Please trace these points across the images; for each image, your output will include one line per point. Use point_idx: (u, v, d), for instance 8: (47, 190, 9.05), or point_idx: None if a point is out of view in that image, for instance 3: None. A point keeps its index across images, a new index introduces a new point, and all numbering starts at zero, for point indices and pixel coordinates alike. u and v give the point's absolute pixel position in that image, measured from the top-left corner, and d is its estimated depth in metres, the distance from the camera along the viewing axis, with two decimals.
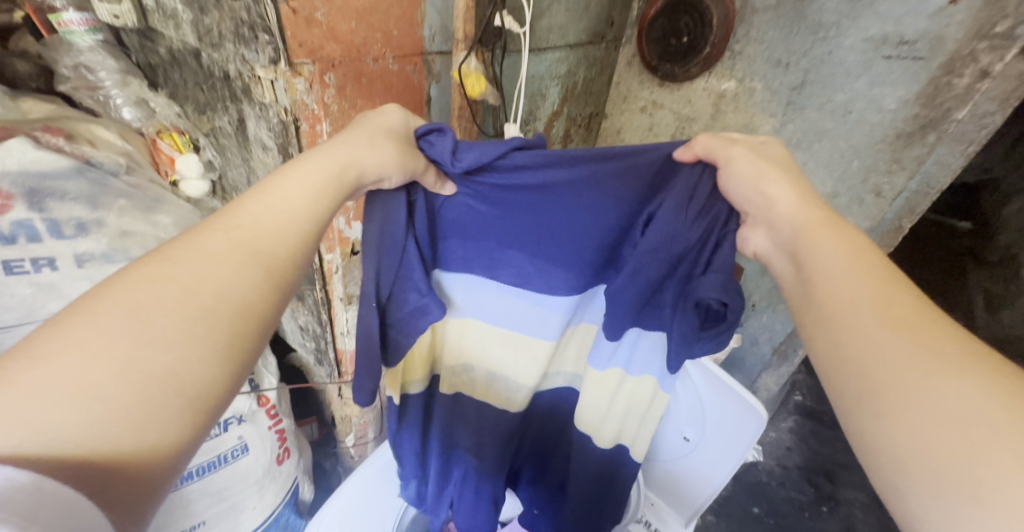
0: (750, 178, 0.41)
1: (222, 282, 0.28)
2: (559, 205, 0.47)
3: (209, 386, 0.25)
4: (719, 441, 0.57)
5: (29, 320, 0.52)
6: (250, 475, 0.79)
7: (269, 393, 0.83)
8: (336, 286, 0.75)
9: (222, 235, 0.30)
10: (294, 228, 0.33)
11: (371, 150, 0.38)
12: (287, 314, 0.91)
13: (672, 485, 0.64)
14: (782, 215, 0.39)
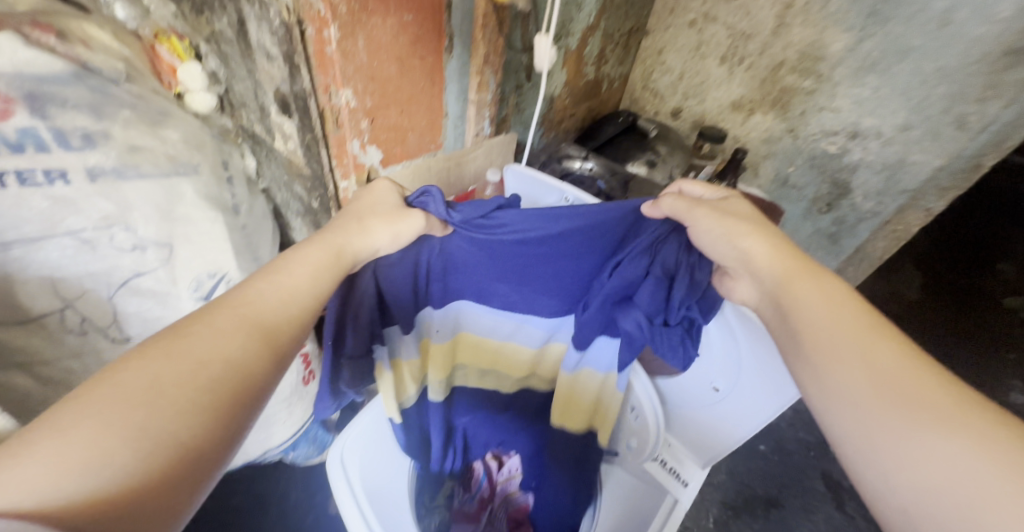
0: (722, 234, 0.46)
1: (229, 350, 0.33)
2: (544, 254, 0.54)
3: (208, 445, 0.28)
4: (751, 396, 0.54)
5: (52, 234, 0.53)
6: (279, 393, 0.83)
7: None
8: None
9: (231, 312, 0.35)
10: (293, 306, 0.39)
11: (359, 234, 0.45)
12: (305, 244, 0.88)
13: (694, 430, 0.63)
14: (761, 266, 0.44)
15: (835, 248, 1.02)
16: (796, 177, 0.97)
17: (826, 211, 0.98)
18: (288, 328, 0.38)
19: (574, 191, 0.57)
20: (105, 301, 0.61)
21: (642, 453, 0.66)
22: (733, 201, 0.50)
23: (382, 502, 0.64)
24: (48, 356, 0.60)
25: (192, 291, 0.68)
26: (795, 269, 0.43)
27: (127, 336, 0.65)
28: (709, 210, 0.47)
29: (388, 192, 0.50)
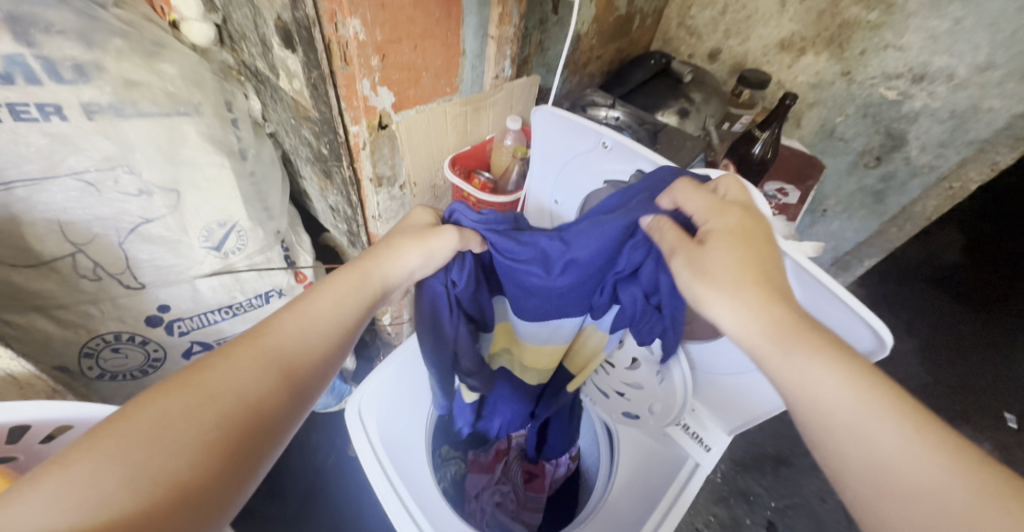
0: (692, 285, 0.40)
1: (243, 387, 0.35)
2: (563, 275, 0.49)
3: (207, 484, 0.30)
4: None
5: (53, 174, 0.51)
6: None
7: (306, 270, 0.83)
8: (365, 165, 0.69)
9: (252, 346, 0.38)
10: (311, 338, 0.41)
11: (391, 258, 0.47)
12: (316, 193, 0.85)
13: (726, 395, 0.58)
14: (733, 332, 0.39)
15: (879, 207, 0.98)
16: (844, 128, 0.90)
17: (875, 165, 0.92)
18: (305, 360, 0.39)
19: (613, 134, 0.52)
20: (115, 248, 0.59)
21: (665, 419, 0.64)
22: (712, 242, 0.40)
23: (404, 454, 0.66)
24: (64, 300, 0.60)
25: (202, 241, 0.65)
26: (784, 325, 0.37)
27: (141, 285, 0.64)
28: (689, 265, 0.40)
29: (425, 217, 0.52)
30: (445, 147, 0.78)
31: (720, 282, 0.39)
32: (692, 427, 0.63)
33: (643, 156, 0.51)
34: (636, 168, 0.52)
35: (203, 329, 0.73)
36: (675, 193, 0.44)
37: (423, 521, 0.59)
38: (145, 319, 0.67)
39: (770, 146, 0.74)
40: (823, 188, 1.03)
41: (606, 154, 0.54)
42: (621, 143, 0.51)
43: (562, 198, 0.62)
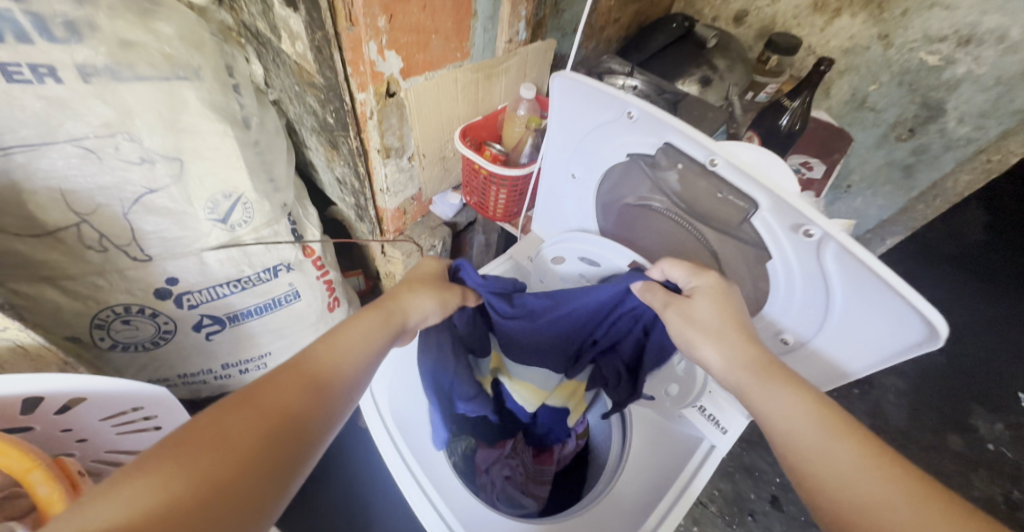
0: (681, 339, 0.49)
1: (291, 405, 0.37)
2: (556, 322, 0.62)
3: (256, 495, 0.32)
4: (842, 347, 0.46)
5: (52, 140, 0.50)
6: (304, 318, 0.83)
7: (313, 245, 0.81)
8: (373, 136, 0.66)
9: (298, 368, 0.40)
10: (349, 363, 0.43)
11: (413, 301, 0.52)
12: (322, 165, 0.83)
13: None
14: (717, 373, 0.48)
15: (908, 182, 0.94)
16: (877, 97, 0.86)
17: (907, 138, 0.87)
18: (344, 385, 0.41)
19: (639, 102, 0.45)
20: (120, 219, 0.58)
21: (682, 400, 0.64)
22: (698, 296, 0.48)
23: (412, 416, 0.68)
24: (71, 271, 0.60)
25: (208, 212, 0.64)
26: (762, 362, 0.45)
27: (147, 257, 0.63)
28: (680, 314, 0.48)
29: (432, 268, 0.59)
30: (456, 117, 0.76)
31: (710, 329, 0.47)
32: (710, 410, 0.63)
33: (672, 127, 0.44)
34: (665, 140, 0.46)
35: (212, 303, 0.72)
36: (670, 264, 0.52)
37: (428, 487, 0.62)
38: (154, 291, 0.66)
39: (799, 116, 0.71)
40: (848, 162, 0.99)
41: (630, 124, 0.48)
42: (647, 113, 0.45)
43: (578, 171, 0.60)
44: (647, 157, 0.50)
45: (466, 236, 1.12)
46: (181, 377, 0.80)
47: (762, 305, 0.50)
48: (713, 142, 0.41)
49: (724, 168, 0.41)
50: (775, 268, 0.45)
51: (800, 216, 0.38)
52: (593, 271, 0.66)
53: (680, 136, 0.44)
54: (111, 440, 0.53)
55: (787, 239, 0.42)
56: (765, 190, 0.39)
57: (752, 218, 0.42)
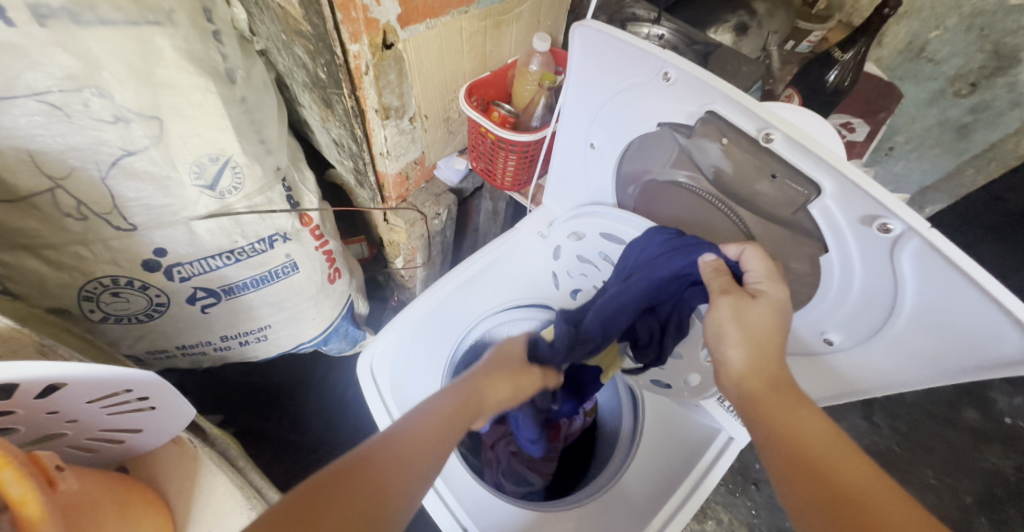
0: (713, 334, 0.44)
1: (379, 491, 0.38)
2: (610, 314, 0.55)
3: None
4: (901, 353, 0.41)
5: (9, 96, 0.44)
6: (304, 291, 0.79)
7: (311, 213, 0.76)
8: (369, 94, 0.60)
9: (390, 448, 0.41)
10: (435, 449, 0.44)
11: (494, 388, 0.54)
12: (318, 125, 0.76)
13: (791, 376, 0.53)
14: (734, 377, 0.43)
15: (961, 144, 0.92)
16: (938, 46, 0.81)
17: (967, 93, 0.83)
18: (426, 474, 0.42)
19: (677, 61, 0.39)
20: (98, 184, 0.53)
21: (703, 391, 0.58)
22: (761, 300, 0.42)
23: (415, 397, 0.68)
24: (51, 240, 0.56)
25: (194, 178, 0.58)
26: (778, 377, 0.42)
27: (131, 226, 0.58)
28: (736, 308, 0.41)
29: (519, 343, 0.60)
30: (461, 73, 0.68)
31: (750, 335, 0.42)
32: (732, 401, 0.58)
33: (719, 93, 0.37)
34: (706, 108, 0.39)
35: (205, 276, 0.68)
36: (745, 246, 0.43)
37: None
38: (142, 263, 0.62)
39: (851, 70, 0.65)
40: (895, 121, 0.96)
41: (664, 87, 0.41)
42: (687, 75, 0.38)
43: (598, 139, 0.54)
44: (682, 127, 0.43)
45: (473, 202, 1.06)
46: (180, 349, 0.78)
47: (805, 302, 0.45)
48: (769, 113, 0.35)
49: (780, 146, 0.35)
50: (829, 262, 0.40)
51: (876, 208, 0.33)
52: (615, 249, 0.60)
53: (728, 105, 0.37)
54: (101, 421, 0.50)
55: (850, 231, 0.36)
56: (833, 174, 0.34)
57: (810, 204, 0.37)
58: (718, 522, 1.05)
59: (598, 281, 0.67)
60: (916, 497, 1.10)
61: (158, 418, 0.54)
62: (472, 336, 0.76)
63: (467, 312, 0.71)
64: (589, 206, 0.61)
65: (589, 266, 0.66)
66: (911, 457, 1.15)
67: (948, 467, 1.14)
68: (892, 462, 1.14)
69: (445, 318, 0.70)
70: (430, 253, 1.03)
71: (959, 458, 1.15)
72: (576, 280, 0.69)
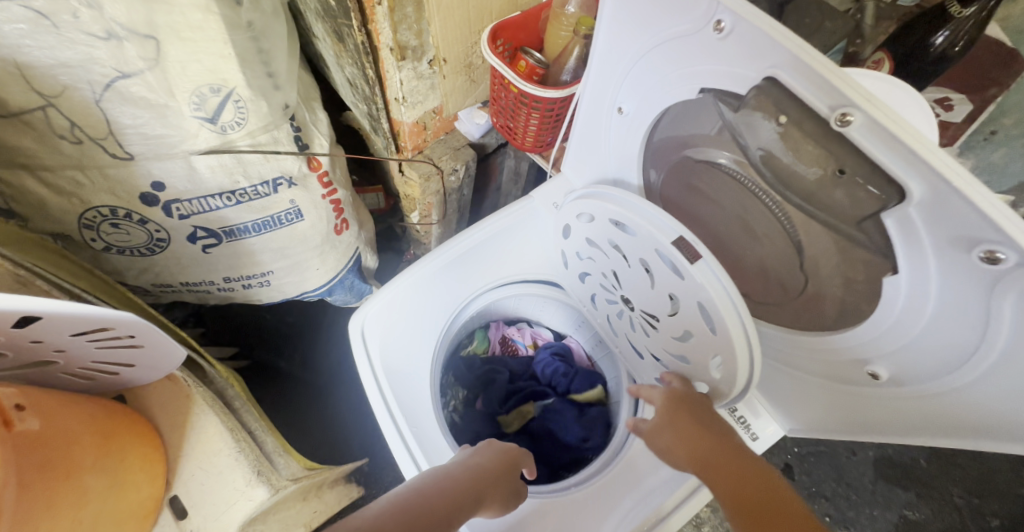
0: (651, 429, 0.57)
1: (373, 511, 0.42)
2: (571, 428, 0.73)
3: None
4: (970, 402, 0.35)
5: None
6: (308, 240, 0.77)
7: (321, 158, 0.72)
8: (383, 28, 0.54)
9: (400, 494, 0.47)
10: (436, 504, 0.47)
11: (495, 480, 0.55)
12: (332, 61, 0.70)
13: (834, 400, 0.49)
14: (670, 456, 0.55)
15: None
16: None
17: None
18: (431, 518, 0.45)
19: (733, 4, 0.31)
20: (92, 106, 0.49)
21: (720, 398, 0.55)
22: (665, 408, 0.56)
23: (410, 364, 0.68)
24: (48, 161, 0.53)
25: (193, 108, 0.54)
26: (715, 457, 0.51)
27: (129, 156, 0.55)
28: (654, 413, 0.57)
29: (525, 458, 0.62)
30: (486, 9, 0.61)
31: (678, 431, 0.54)
32: (743, 413, 0.62)
33: (787, 54, 0.29)
34: (766, 73, 0.31)
35: (205, 215, 0.65)
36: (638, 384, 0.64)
37: (411, 439, 0.63)
38: (140, 196, 0.59)
39: (968, 32, 0.57)
40: (1006, 98, 0.70)
41: (715, 42, 0.34)
42: (745, 26, 0.31)
43: (627, 105, 0.47)
44: (727, 94, 0.36)
45: (496, 158, 1.00)
46: (185, 285, 0.77)
47: (859, 323, 0.40)
48: (849, 86, 0.27)
49: (858, 134, 0.28)
50: (894, 287, 0.34)
51: (975, 230, 0.26)
52: (627, 239, 0.53)
53: (794, 74, 0.30)
54: (91, 354, 0.48)
55: (932, 251, 0.30)
56: (923, 175, 0.26)
57: (886, 211, 0.30)
58: (712, 510, 1.06)
59: (607, 268, 0.61)
60: (935, 513, 1.07)
61: (149, 354, 0.52)
62: (476, 306, 0.75)
63: (465, 283, 0.70)
64: (602, 183, 0.57)
65: (599, 251, 0.60)
66: (938, 472, 1.10)
67: (977, 488, 1.09)
68: (915, 476, 1.10)
69: (445, 286, 0.68)
70: (446, 211, 0.98)
71: (993, 480, 1.10)
72: (583, 262, 0.65)
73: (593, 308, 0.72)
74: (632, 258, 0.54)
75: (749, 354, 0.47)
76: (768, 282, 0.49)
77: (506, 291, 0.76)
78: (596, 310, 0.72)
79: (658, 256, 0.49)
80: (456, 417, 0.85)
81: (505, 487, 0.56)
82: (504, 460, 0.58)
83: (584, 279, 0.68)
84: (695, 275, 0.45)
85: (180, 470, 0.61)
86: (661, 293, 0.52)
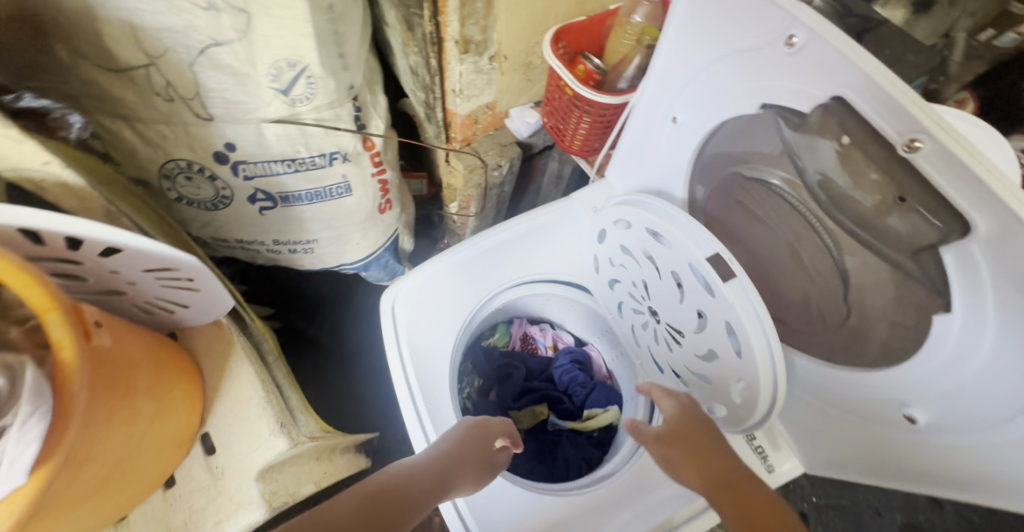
0: (652, 442, 0.57)
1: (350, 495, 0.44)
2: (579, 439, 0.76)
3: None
4: (1009, 461, 0.34)
5: None
6: (353, 215, 0.81)
7: (375, 139, 0.76)
8: (452, 22, 0.56)
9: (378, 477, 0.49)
10: (409, 489, 0.49)
11: (466, 458, 0.58)
12: (399, 48, 0.74)
13: (859, 442, 0.48)
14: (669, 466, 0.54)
15: None
16: None
17: None
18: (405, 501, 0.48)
19: (808, 21, 0.31)
20: (186, 68, 0.54)
21: (736, 425, 0.55)
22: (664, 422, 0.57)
23: (433, 345, 0.70)
24: (142, 114, 0.58)
25: (270, 79, 0.58)
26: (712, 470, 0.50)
27: (210, 117, 0.60)
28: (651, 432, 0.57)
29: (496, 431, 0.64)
30: (551, 12, 0.63)
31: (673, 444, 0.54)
32: (762, 443, 0.62)
33: (860, 75, 0.29)
34: (834, 93, 0.32)
35: (266, 179, 0.70)
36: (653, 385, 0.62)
37: (425, 417, 0.65)
38: (213, 154, 0.65)
39: None
40: None
41: (784, 56, 0.34)
42: (817, 43, 0.31)
43: (682, 115, 0.48)
44: (791, 112, 0.36)
45: (539, 160, 1.02)
46: (239, 243, 0.83)
47: (900, 362, 0.40)
48: (924, 114, 0.27)
49: (925, 162, 0.28)
50: (945, 326, 0.34)
51: None
52: (661, 251, 0.53)
53: (864, 96, 0.30)
54: (154, 291, 0.53)
55: (993, 292, 0.29)
56: (991, 211, 0.26)
57: (947, 244, 0.30)
58: None
59: (637, 277, 0.61)
60: None
61: (201, 298, 0.57)
62: (503, 298, 0.77)
63: (495, 274, 0.72)
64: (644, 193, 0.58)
65: (632, 260, 0.60)
66: None
67: None
68: None
69: (476, 274, 0.71)
70: (484, 206, 1.01)
71: None
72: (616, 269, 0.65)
73: (619, 316, 0.72)
74: (664, 270, 0.54)
75: (773, 382, 0.46)
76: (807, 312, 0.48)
77: (534, 288, 0.77)
78: (621, 319, 0.72)
79: (691, 271, 0.49)
80: (469, 406, 0.88)
81: (476, 461, 0.59)
82: (473, 439, 0.60)
83: (613, 286, 0.69)
84: (725, 294, 0.45)
85: (214, 409, 0.66)
86: (690, 308, 0.52)
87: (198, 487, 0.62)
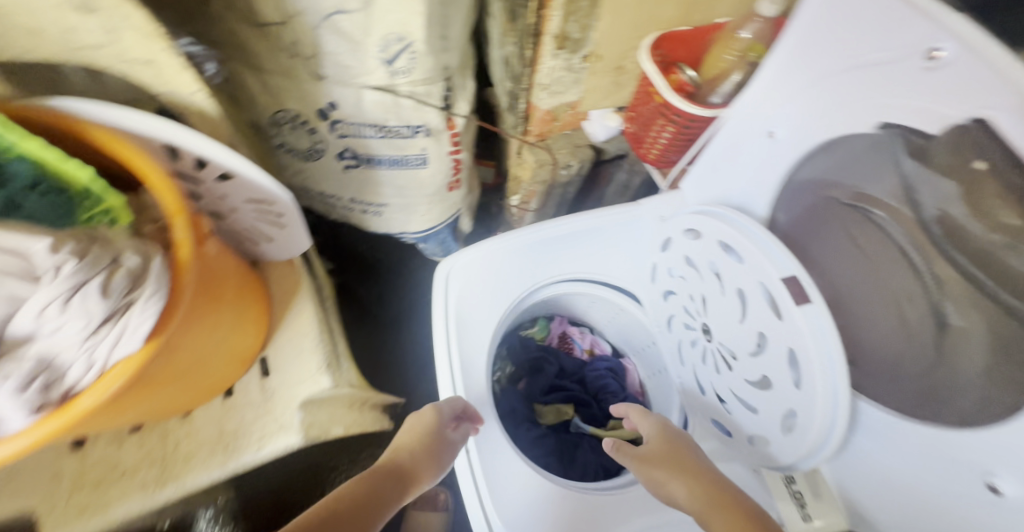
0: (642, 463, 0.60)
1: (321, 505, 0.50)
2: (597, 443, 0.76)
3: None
4: None
5: None
6: (424, 187, 0.86)
7: (457, 120, 0.80)
8: (554, 17, 0.59)
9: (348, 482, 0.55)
10: (373, 491, 0.55)
11: (418, 457, 0.62)
12: (497, 37, 0.77)
13: (925, 510, 0.42)
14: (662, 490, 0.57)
15: None
16: None
17: None
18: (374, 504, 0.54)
19: (958, 38, 0.30)
20: (310, 30, 0.60)
21: (772, 462, 0.53)
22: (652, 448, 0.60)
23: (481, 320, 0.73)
24: (266, 66, 0.66)
25: (378, 50, 0.63)
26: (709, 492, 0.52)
27: (322, 76, 0.66)
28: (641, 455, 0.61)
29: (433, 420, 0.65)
30: (653, 20, 0.63)
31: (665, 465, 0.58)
32: (801, 490, 0.53)
33: (1013, 97, 0.27)
34: (976, 115, 0.30)
35: (356, 139, 0.76)
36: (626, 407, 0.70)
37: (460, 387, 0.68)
38: (317, 110, 0.71)
39: None
40: None
41: (921, 72, 0.33)
42: (964, 60, 0.30)
43: (781, 130, 0.49)
44: (916, 132, 0.35)
45: (608, 167, 1.03)
46: (320, 195, 0.91)
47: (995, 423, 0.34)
48: None
49: None
50: None
51: None
52: (731, 265, 0.54)
53: (1012, 120, 0.28)
54: (251, 218, 0.60)
55: None
56: None
57: None
58: None
59: (697, 291, 0.61)
60: None
61: (285, 234, 0.63)
62: (558, 289, 0.80)
63: (553, 265, 0.74)
64: (719, 205, 0.58)
65: (694, 272, 0.61)
66: None
67: None
68: None
69: (542, 259, 0.73)
70: (545, 203, 1.03)
71: None
72: (676, 280, 0.66)
73: (667, 331, 0.72)
74: (732, 287, 0.54)
75: (833, 419, 0.45)
76: (869, 361, 0.46)
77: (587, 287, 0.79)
78: (669, 334, 0.72)
79: (760, 290, 0.49)
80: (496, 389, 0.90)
81: (432, 455, 0.62)
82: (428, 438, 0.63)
83: (668, 298, 0.69)
84: (796, 317, 0.45)
85: (276, 337, 0.72)
86: (751, 329, 0.52)
87: (246, 401, 0.68)
